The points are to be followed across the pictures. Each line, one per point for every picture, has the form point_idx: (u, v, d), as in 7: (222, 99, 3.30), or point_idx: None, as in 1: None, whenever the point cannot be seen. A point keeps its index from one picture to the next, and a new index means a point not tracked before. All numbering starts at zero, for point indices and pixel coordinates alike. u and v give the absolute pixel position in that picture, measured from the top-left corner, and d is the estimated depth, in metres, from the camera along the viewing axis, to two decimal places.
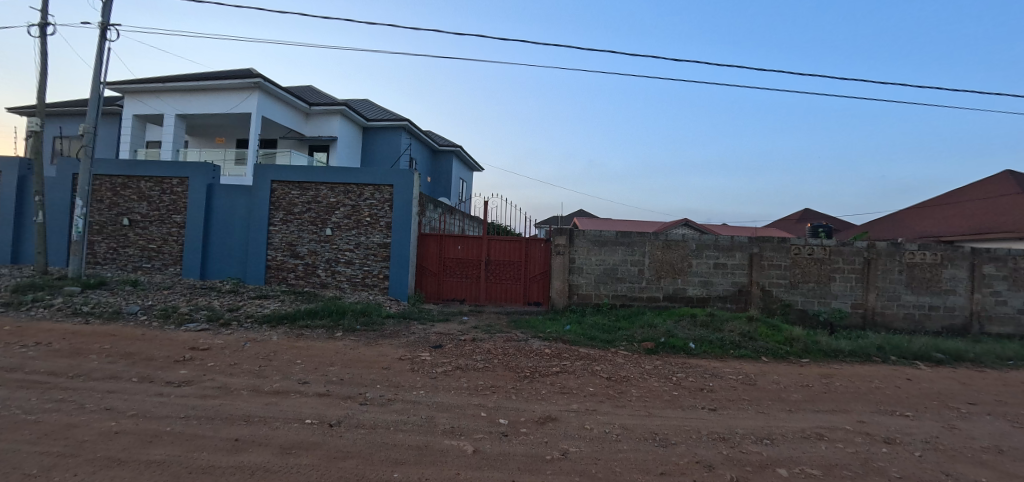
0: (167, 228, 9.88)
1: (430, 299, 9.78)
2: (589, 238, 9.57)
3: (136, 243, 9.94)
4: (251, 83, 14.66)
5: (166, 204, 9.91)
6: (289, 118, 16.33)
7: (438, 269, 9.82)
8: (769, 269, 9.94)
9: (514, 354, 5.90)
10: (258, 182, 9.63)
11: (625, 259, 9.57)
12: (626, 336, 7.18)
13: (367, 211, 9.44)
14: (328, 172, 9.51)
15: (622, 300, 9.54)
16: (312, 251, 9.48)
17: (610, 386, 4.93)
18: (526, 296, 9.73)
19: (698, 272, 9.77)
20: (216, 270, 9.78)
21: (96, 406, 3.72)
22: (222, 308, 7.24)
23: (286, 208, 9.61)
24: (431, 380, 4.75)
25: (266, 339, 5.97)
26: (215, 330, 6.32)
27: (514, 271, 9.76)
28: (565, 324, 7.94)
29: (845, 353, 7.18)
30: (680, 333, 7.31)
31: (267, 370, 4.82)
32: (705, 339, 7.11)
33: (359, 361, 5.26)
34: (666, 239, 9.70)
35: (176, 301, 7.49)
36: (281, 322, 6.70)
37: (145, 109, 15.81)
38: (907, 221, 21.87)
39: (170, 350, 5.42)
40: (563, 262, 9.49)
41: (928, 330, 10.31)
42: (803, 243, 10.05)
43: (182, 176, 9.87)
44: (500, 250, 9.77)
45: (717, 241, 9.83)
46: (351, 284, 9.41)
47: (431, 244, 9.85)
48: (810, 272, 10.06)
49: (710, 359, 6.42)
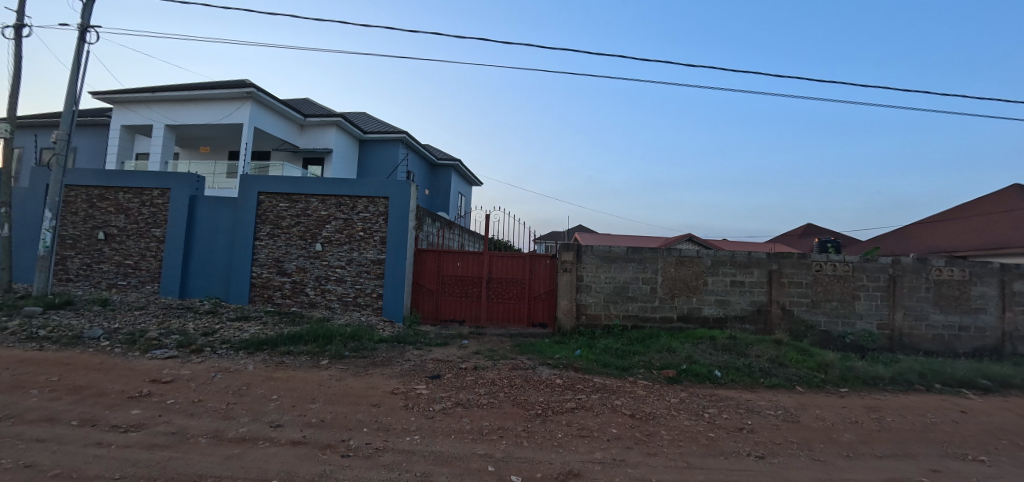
0: (145, 243, 9.20)
1: (427, 320, 9.10)
2: (597, 254, 8.94)
3: (112, 259, 9.25)
4: (244, 93, 14.18)
5: (146, 217, 9.25)
6: (281, 129, 15.87)
7: (436, 287, 9.16)
8: (789, 287, 9.33)
9: (522, 385, 5.21)
10: (245, 193, 9.03)
11: (635, 277, 8.95)
12: (643, 363, 6.50)
13: (360, 224, 8.82)
14: (320, 183, 8.94)
15: (634, 321, 8.88)
16: (300, 268, 8.81)
17: (635, 426, 4.24)
18: (530, 317, 9.04)
19: (715, 290, 9.14)
20: (196, 289, 9.06)
21: (13, 462, 3.01)
22: (196, 332, 6.51)
23: (273, 221, 8.97)
24: (427, 421, 4.05)
25: (240, 368, 5.25)
26: (184, 357, 5.61)
27: (518, 290, 9.09)
28: (574, 348, 7.27)
29: (885, 380, 6.52)
30: (702, 359, 6.64)
31: (235, 410, 4.11)
32: (731, 365, 6.46)
33: (345, 396, 4.56)
34: (680, 256, 9.09)
35: (146, 324, 6.77)
36: (259, 348, 5.98)
37: (134, 120, 15.29)
38: (916, 236, 21.36)
39: (127, 383, 4.71)
40: (570, 279, 8.84)
41: (959, 352, 9.65)
42: (824, 259, 9.49)
43: (163, 186, 9.24)
44: (502, 267, 9.12)
45: (733, 257, 9.23)
46: (342, 303, 8.72)
47: (428, 261, 9.20)
48: (832, 290, 9.46)
49: (740, 389, 5.74)
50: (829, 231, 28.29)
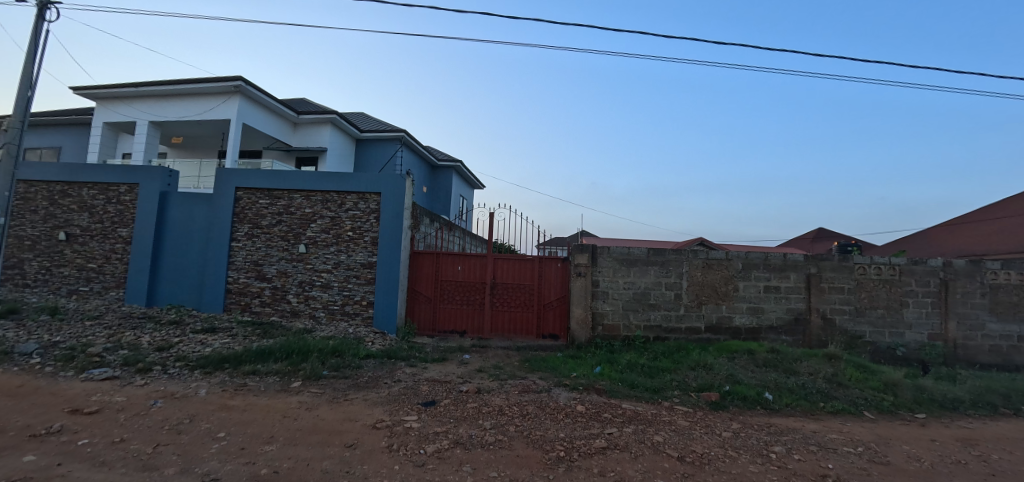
0: (110, 244, 8.26)
1: (424, 332, 8.12)
2: (615, 256, 7.94)
3: (73, 262, 8.31)
4: (231, 86, 13.28)
5: (112, 216, 8.32)
6: (273, 127, 14.99)
7: (434, 295, 8.18)
8: (830, 293, 8.33)
9: (536, 415, 4.21)
10: (221, 189, 8.11)
11: (658, 282, 7.96)
12: (676, 383, 5.49)
13: (348, 223, 7.87)
14: (304, 177, 8.00)
15: (656, 333, 7.87)
16: (281, 272, 7.84)
17: (690, 475, 3.23)
18: (539, 328, 8.03)
19: (746, 297, 8.13)
20: (165, 297, 8.08)
21: None
22: (150, 346, 5.52)
23: (252, 219, 8.03)
24: (415, 471, 3.05)
25: (189, 394, 4.27)
26: (125, 379, 4.62)
27: (525, 298, 8.10)
28: (593, 365, 6.29)
29: (964, 403, 5.50)
30: (746, 378, 5.64)
31: (163, 457, 3.10)
32: (780, 386, 5.46)
33: (313, 433, 3.56)
34: (707, 258, 8.11)
35: (94, 336, 5.77)
36: (219, 367, 4.98)
37: (117, 117, 14.47)
38: (939, 240, 20.32)
39: (38, 415, 3.72)
40: (584, 285, 7.84)
41: (1020, 365, 8.59)
42: (868, 262, 8.48)
43: (131, 181, 8.32)
44: (508, 271, 8.14)
45: (767, 259, 8.23)
46: (328, 313, 7.72)
47: (425, 264, 8.24)
48: (876, 296, 8.47)
49: (800, 418, 4.74)
50: (842, 236, 27.25)
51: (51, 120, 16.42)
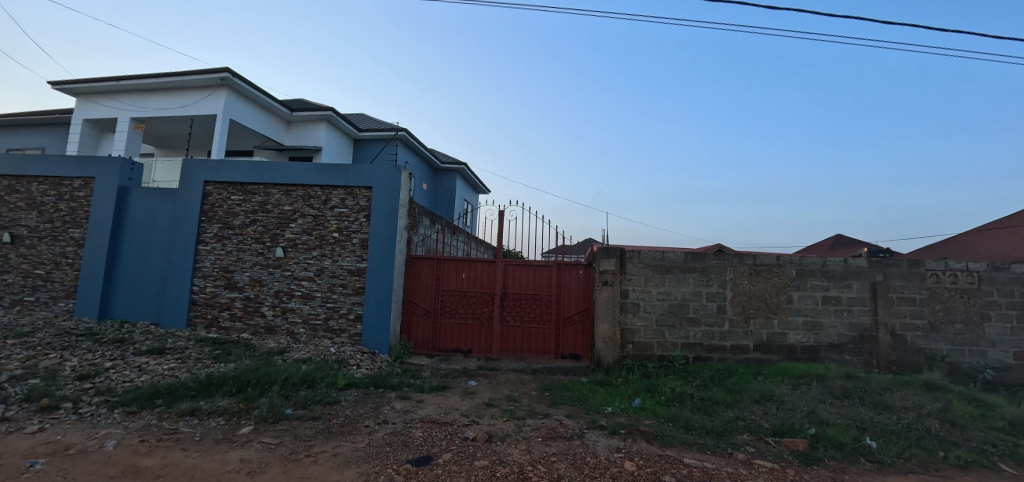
0: (61, 247, 7.16)
1: (422, 351, 6.93)
2: (647, 262, 6.74)
3: (18, 268, 7.21)
4: (217, 79, 12.27)
5: (64, 214, 7.23)
6: (263, 124, 13.96)
7: (433, 307, 7.00)
8: (898, 305, 7.07)
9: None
10: (188, 183, 7.01)
11: (697, 292, 6.73)
12: (743, 423, 4.25)
13: (333, 222, 6.72)
14: (283, 169, 6.86)
15: (697, 352, 6.63)
16: (255, 280, 6.69)
17: None
18: (557, 347, 6.82)
19: (802, 310, 6.87)
20: (120, 310, 6.94)
21: None
22: (71, 374, 4.34)
23: (223, 219, 6.91)
24: None
25: (89, 449, 3.07)
26: (16, 423, 3.44)
27: (541, 312, 6.89)
28: (630, 395, 5.06)
29: None
30: (831, 417, 4.41)
31: None
32: (881, 429, 4.21)
33: None
34: (755, 264, 6.86)
35: (7, 360, 4.59)
36: (149, 404, 3.80)
37: (97, 113, 13.52)
38: (976, 244, 18.89)
39: None
40: (612, 296, 6.63)
41: None
42: (942, 269, 7.20)
43: (86, 175, 7.23)
44: (520, 279, 6.95)
45: (826, 265, 6.99)
46: (309, 329, 6.54)
47: (424, 271, 7.08)
48: (952, 308, 7.17)
49: (927, 478, 3.48)
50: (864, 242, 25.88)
51: (29, 119, 15.43)
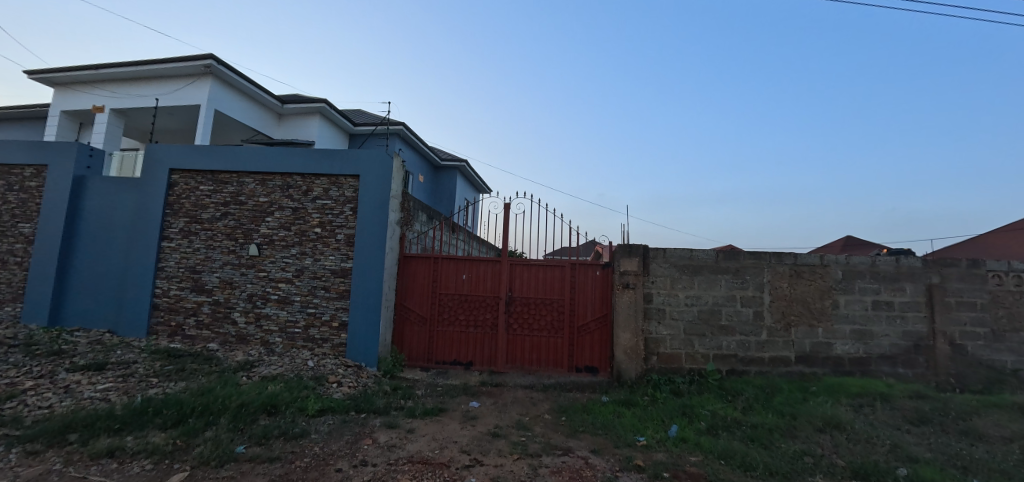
0: (9, 244, 6.35)
1: (418, 364, 6.09)
2: (673, 262, 5.91)
3: None
4: (201, 66, 11.46)
5: (14, 208, 6.43)
6: (252, 117, 13.17)
7: (430, 313, 6.16)
8: (957, 311, 6.20)
9: None
10: (152, 171, 6.19)
11: (731, 296, 5.89)
12: (813, 461, 3.39)
13: (315, 216, 5.89)
14: (259, 156, 6.04)
15: (732, 365, 5.78)
16: (225, 282, 5.86)
17: None
18: (571, 359, 5.98)
19: (850, 317, 6.03)
20: (73, 317, 6.11)
21: None
22: None
23: (191, 212, 6.08)
24: None
25: None
26: None
27: (553, 318, 6.05)
28: (665, 421, 4.20)
29: None
30: (920, 451, 3.54)
31: None
32: (987, 469, 3.34)
33: None
34: (796, 265, 6.01)
35: None
36: (60, 441, 2.95)
37: (75, 104, 12.73)
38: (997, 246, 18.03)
39: None
40: (634, 301, 5.79)
41: None
42: (1006, 269, 6.31)
43: (39, 162, 6.42)
44: (529, 281, 6.11)
45: (874, 265, 6.16)
46: (286, 338, 5.70)
47: (420, 272, 6.24)
48: (1019, 314, 6.28)
49: None
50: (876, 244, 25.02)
51: (8, 113, 14.63)
